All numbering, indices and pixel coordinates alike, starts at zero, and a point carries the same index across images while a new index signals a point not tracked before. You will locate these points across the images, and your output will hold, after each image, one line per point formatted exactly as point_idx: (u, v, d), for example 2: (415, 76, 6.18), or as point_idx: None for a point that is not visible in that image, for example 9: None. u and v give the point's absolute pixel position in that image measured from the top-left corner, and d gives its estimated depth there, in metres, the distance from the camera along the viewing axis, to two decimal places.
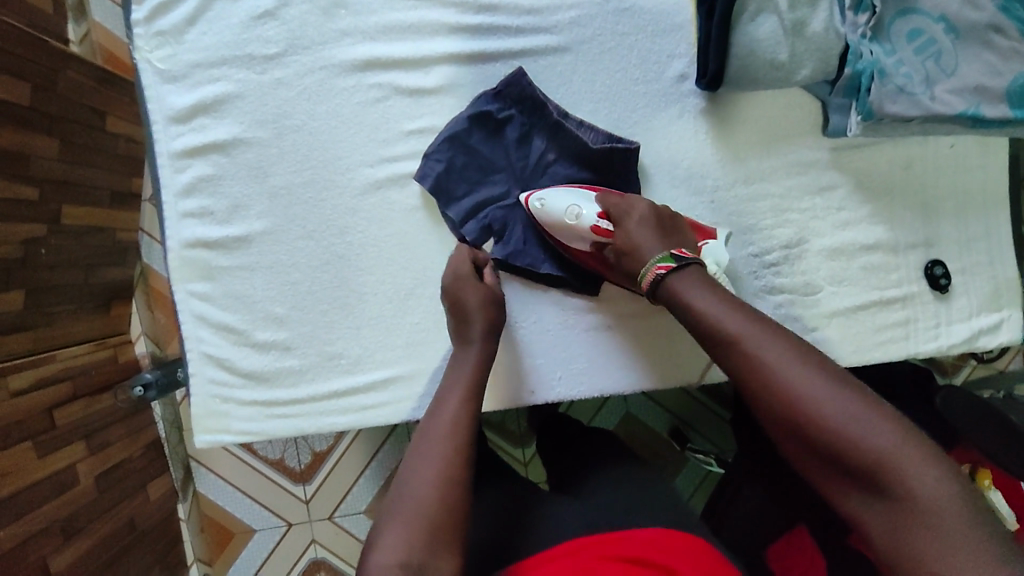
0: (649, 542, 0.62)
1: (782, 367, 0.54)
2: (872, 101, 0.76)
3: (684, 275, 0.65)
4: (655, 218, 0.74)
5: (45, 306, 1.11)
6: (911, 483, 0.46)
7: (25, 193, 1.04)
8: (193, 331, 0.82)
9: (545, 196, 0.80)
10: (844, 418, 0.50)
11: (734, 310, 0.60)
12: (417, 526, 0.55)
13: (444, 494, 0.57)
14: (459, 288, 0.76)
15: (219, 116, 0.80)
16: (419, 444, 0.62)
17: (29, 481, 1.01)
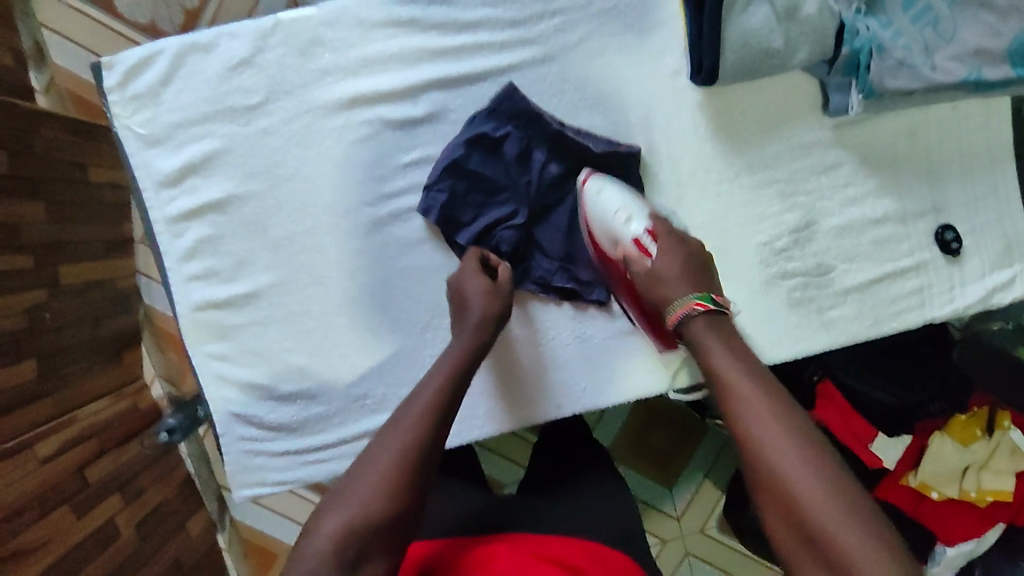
0: (579, 549, 0.63)
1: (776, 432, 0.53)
2: (872, 79, 0.75)
3: (711, 317, 0.63)
4: (695, 257, 0.70)
5: (60, 368, 1.10)
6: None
7: (20, 262, 1.01)
8: (216, 391, 0.82)
9: (604, 188, 0.78)
10: (827, 500, 0.49)
11: (748, 370, 0.59)
12: (359, 517, 0.52)
13: (396, 490, 0.54)
14: (462, 282, 0.75)
15: (209, 174, 0.78)
16: (383, 434, 0.58)
17: (72, 544, 1.02)
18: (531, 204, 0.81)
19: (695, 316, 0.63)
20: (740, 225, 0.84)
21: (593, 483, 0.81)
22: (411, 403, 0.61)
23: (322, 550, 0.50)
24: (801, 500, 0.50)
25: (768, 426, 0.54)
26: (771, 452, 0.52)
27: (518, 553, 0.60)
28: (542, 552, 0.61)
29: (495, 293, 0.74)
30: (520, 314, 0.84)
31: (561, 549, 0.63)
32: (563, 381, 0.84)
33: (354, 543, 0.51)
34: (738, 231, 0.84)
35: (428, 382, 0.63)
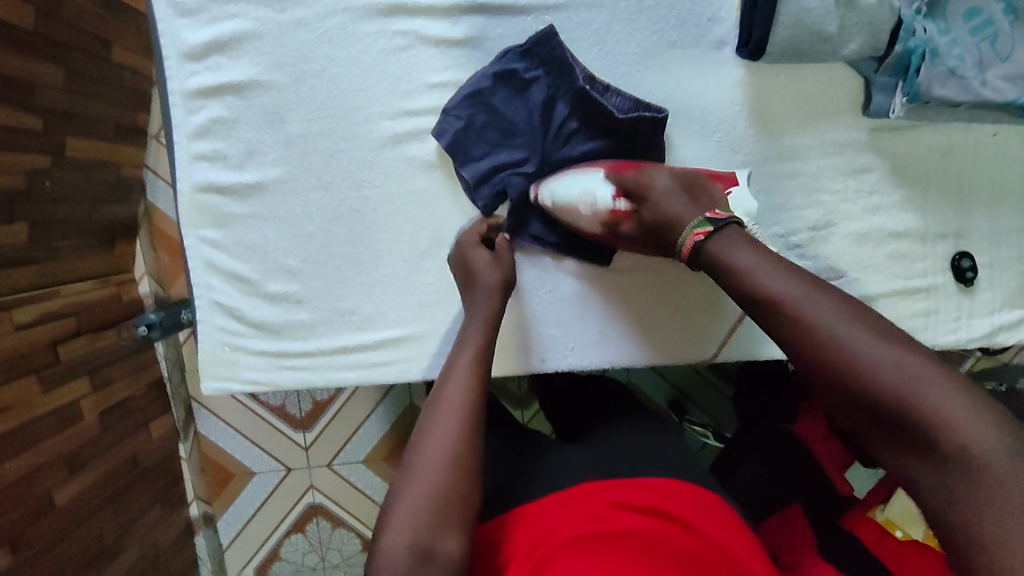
0: (659, 492, 0.63)
1: (831, 323, 0.52)
2: (920, 84, 0.73)
3: (720, 235, 0.61)
4: (681, 184, 0.69)
5: (50, 240, 1.09)
6: (965, 443, 0.45)
7: (30, 123, 0.99)
8: (203, 278, 0.81)
9: (553, 189, 0.78)
10: (898, 373, 0.48)
11: (781, 269, 0.57)
12: (424, 506, 0.54)
13: (451, 475, 0.56)
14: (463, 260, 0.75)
15: (235, 55, 0.77)
16: (427, 422, 0.59)
17: (32, 415, 1.01)
18: (544, 154, 0.80)
19: (701, 246, 0.63)
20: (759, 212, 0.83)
21: (611, 431, 0.79)
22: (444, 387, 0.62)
23: (400, 546, 0.52)
24: (874, 381, 0.49)
25: (821, 319, 0.52)
26: (830, 345, 0.51)
27: (590, 502, 0.61)
28: (613, 498, 0.62)
29: (498, 267, 0.74)
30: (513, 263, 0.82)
31: (628, 492, 0.63)
32: (550, 336, 0.83)
33: (425, 531, 0.53)
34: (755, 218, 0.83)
35: (455, 359, 0.65)
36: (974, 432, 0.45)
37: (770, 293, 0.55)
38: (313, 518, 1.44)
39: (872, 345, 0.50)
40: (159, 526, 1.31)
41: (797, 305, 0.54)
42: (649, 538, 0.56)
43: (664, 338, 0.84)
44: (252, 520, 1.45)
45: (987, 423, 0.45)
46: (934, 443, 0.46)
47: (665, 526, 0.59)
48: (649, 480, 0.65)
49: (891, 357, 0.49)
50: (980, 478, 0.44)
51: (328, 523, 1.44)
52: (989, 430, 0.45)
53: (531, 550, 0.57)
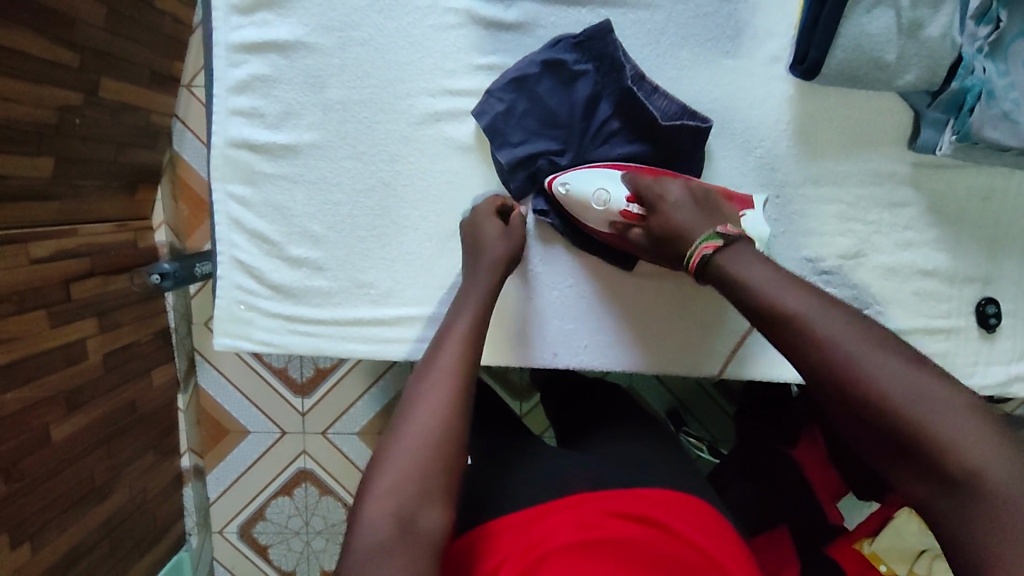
0: (653, 504, 0.63)
1: (840, 336, 0.51)
2: (972, 123, 0.72)
3: (731, 249, 0.60)
4: (692, 200, 0.68)
5: (73, 177, 1.08)
6: (978, 469, 0.44)
7: (66, 58, 0.98)
8: (227, 234, 0.80)
9: (569, 180, 0.75)
10: (909, 395, 0.47)
11: (789, 283, 0.55)
12: (410, 475, 0.53)
13: (440, 447, 0.55)
14: (478, 225, 0.74)
15: (284, 14, 0.77)
16: (420, 383, 0.59)
17: (38, 349, 1.01)
18: (579, 151, 0.78)
19: (708, 261, 0.61)
20: (789, 232, 0.82)
21: (613, 440, 0.79)
22: (430, 368, 0.60)
23: (383, 516, 0.51)
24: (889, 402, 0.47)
25: (827, 334, 0.51)
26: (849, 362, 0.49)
27: (591, 509, 0.61)
28: (614, 508, 0.62)
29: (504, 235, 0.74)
30: (536, 255, 0.82)
31: (621, 501, 0.63)
32: (563, 331, 0.82)
33: (408, 500, 0.52)
34: (784, 238, 0.82)
35: (444, 338, 0.63)
36: (978, 455, 0.44)
37: (780, 304, 0.54)
38: (301, 483, 1.44)
39: (886, 364, 0.49)
40: (150, 473, 1.32)
41: (807, 320, 0.52)
42: (637, 549, 0.57)
43: (677, 346, 0.83)
44: (241, 477, 1.45)
45: (994, 450, 0.45)
46: (937, 465, 0.46)
47: (654, 532, 0.59)
48: (642, 491, 0.65)
49: (902, 376, 0.48)
50: (989, 507, 0.43)
51: (315, 489, 1.44)
52: (999, 458, 0.44)
53: (518, 558, 0.57)
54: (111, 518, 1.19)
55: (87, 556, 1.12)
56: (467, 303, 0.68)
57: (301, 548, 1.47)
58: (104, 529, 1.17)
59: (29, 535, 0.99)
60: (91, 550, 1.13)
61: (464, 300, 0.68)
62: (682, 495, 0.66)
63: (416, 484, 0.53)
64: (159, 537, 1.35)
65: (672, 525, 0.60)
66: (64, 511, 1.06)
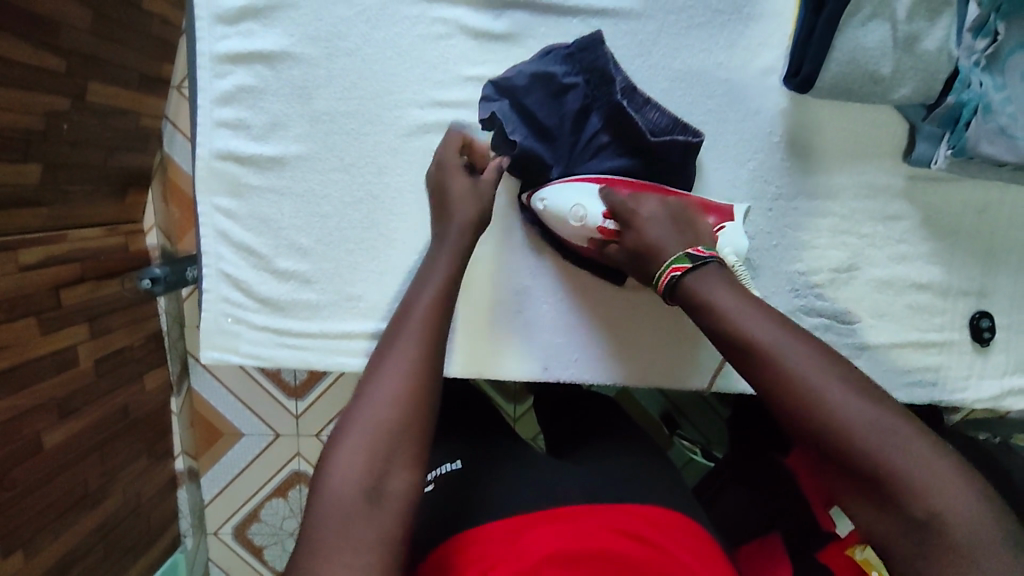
0: (650, 524, 0.62)
1: (809, 370, 0.50)
2: (967, 138, 0.71)
3: (701, 272, 0.59)
4: (668, 217, 0.66)
5: (62, 182, 1.07)
6: (939, 506, 0.44)
7: (53, 63, 0.97)
8: (213, 247, 0.79)
9: (546, 197, 0.75)
10: (873, 431, 0.47)
11: (756, 309, 0.54)
12: (378, 440, 0.49)
13: (410, 408, 0.50)
14: (448, 173, 0.69)
15: (270, 24, 0.75)
16: (388, 342, 0.55)
17: (29, 356, 1.00)
18: (568, 164, 0.77)
19: (675, 283, 0.60)
20: (781, 246, 0.81)
21: (602, 453, 0.78)
22: (402, 322, 0.56)
23: (349, 483, 0.47)
24: (854, 437, 0.47)
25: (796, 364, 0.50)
26: (817, 395, 0.49)
27: (584, 524, 0.60)
28: (609, 524, 0.61)
29: (475, 187, 0.67)
30: (525, 268, 0.81)
31: (616, 517, 0.62)
32: (553, 346, 0.81)
33: (375, 468, 0.48)
34: (776, 252, 0.81)
35: (414, 294, 0.58)
36: (944, 493, 0.44)
37: (751, 335, 0.53)
38: (295, 485, 1.44)
39: (848, 399, 0.48)
40: (143, 477, 1.31)
41: (777, 350, 0.51)
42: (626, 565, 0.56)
43: (667, 358, 0.82)
44: (235, 479, 1.45)
45: (956, 485, 0.45)
46: (900, 502, 0.45)
47: (646, 551, 0.58)
48: (632, 508, 0.64)
49: (868, 413, 0.48)
50: (948, 544, 0.43)
51: None
52: (963, 493, 0.44)
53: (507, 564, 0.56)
54: (105, 523, 1.19)
55: (80, 562, 1.12)
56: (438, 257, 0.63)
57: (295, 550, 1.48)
58: (97, 535, 1.16)
59: (22, 542, 0.98)
60: (84, 556, 1.13)
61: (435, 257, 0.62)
62: (676, 516, 0.64)
63: (383, 448, 0.48)
64: (153, 541, 1.35)
65: (665, 546, 0.59)
66: (56, 518, 1.06)
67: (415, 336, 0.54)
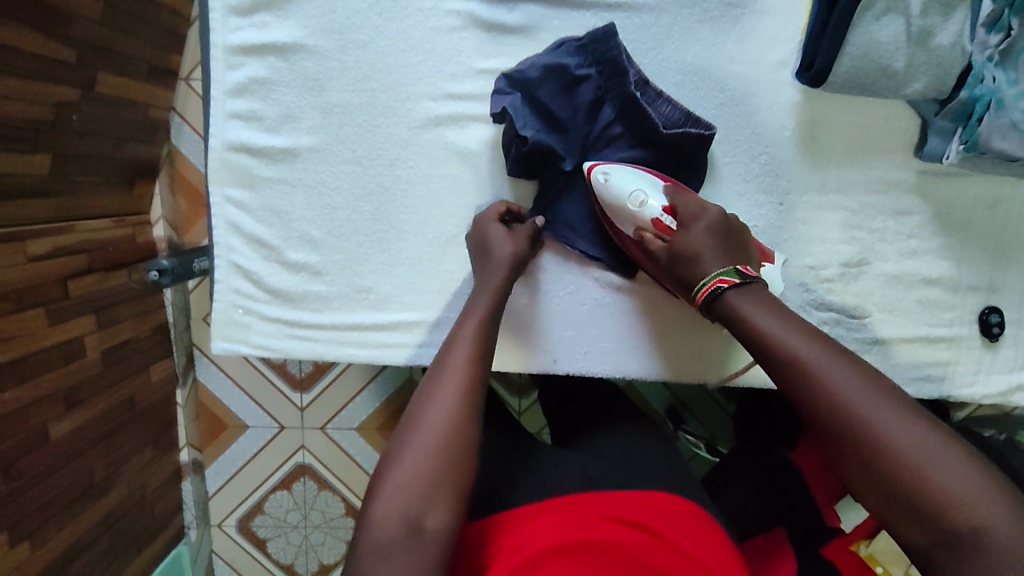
0: (645, 507, 0.62)
1: (845, 382, 0.50)
2: (980, 133, 0.71)
3: (743, 291, 0.60)
4: (723, 229, 0.68)
5: (70, 173, 1.07)
6: (980, 520, 0.42)
7: (62, 54, 0.97)
8: (225, 238, 0.79)
9: (611, 172, 0.74)
10: (911, 443, 0.46)
11: (795, 328, 0.55)
12: (418, 480, 0.50)
13: (449, 449, 0.52)
14: (485, 231, 0.74)
15: (283, 15, 0.75)
16: (430, 383, 0.57)
17: (36, 347, 1.00)
18: (582, 156, 0.77)
19: (717, 296, 0.61)
20: (792, 241, 0.81)
21: (611, 442, 0.77)
22: (441, 365, 0.58)
23: (390, 519, 0.49)
24: (891, 449, 0.46)
25: (831, 380, 0.50)
26: (849, 407, 0.49)
27: (585, 516, 0.60)
28: (610, 513, 0.61)
29: (513, 240, 0.73)
30: (536, 261, 0.81)
31: (610, 503, 0.62)
32: (564, 339, 0.82)
33: (414, 506, 0.49)
34: (788, 246, 0.81)
35: (457, 336, 0.61)
36: (983, 510, 0.43)
37: (790, 347, 0.53)
38: (300, 478, 1.45)
39: (885, 411, 0.48)
40: (148, 468, 1.32)
41: (812, 367, 0.51)
42: (623, 552, 0.56)
43: (697, 344, 0.82)
44: (240, 471, 1.46)
45: (1000, 505, 0.43)
46: (939, 519, 0.44)
47: (644, 538, 0.58)
48: (633, 492, 0.64)
49: (906, 430, 0.47)
50: (989, 557, 0.41)
51: (314, 484, 1.45)
52: (1001, 510, 0.42)
53: (507, 559, 0.57)
54: (111, 513, 1.19)
55: (86, 552, 1.12)
56: (478, 302, 0.66)
57: (299, 542, 1.48)
58: (103, 525, 1.17)
59: (28, 532, 0.99)
60: (89, 547, 1.13)
61: (474, 303, 0.66)
62: (682, 501, 0.64)
63: (422, 487, 0.50)
64: (157, 532, 1.36)
65: (662, 531, 0.59)
66: (62, 508, 1.06)
67: (454, 379, 0.56)
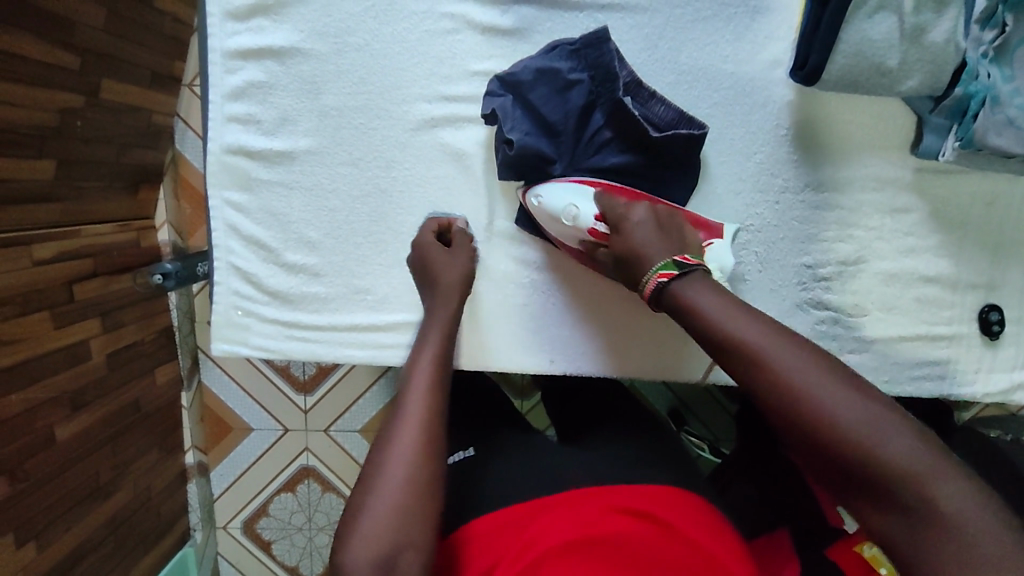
0: (650, 498, 0.62)
1: (795, 372, 0.50)
2: (975, 130, 0.71)
3: (686, 279, 0.59)
4: (655, 223, 0.67)
5: (76, 179, 1.08)
6: (935, 493, 0.44)
7: (67, 61, 0.98)
8: (224, 240, 0.80)
9: (542, 194, 0.75)
10: (862, 424, 0.46)
11: (745, 316, 0.54)
12: (390, 509, 0.51)
13: (419, 474, 0.53)
14: (427, 251, 0.74)
15: (279, 20, 0.76)
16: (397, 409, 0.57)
17: (42, 350, 1.01)
18: (572, 160, 0.77)
19: (663, 289, 0.60)
20: (789, 239, 0.81)
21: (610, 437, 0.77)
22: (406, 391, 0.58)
23: (365, 552, 0.49)
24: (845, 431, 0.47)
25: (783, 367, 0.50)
26: (802, 394, 0.49)
27: (585, 509, 0.61)
28: (612, 503, 0.61)
29: (455, 259, 0.73)
30: (530, 261, 0.81)
31: (617, 497, 0.62)
32: (560, 339, 0.82)
33: (387, 533, 0.50)
34: (785, 245, 0.81)
35: (418, 358, 0.62)
36: (938, 483, 0.44)
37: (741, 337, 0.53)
38: (304, 480, 1.45)
39: (835, 394, 0.48)
40: (154, 470, 1.33)
41: (762, 353, 0.51)
42: (625, 545, 0.57)
43: (670, 342, 0.82)
44: (245, 473, 1.46)
45: (949, 471, 0.44)
46: (900, 495, 0.45)
47: (652, 529, 0.59)
48: (643, 486, 0.64)
49: (852, 406, 0.47)
50: (948, 530, 0.43)
51: (318, 486, 1.46)
52: (953, 480, 0.44)
53: (516, 557, 0.56)
54: (117, 515, 1.20)
55: (92, 554, 1.13)
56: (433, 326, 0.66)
57: (304, 544, 1.49)
58: (109, 528, 1.18)
59: (35, 533, 1.00)
60: (95, 548, 1.14)
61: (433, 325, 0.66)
62: (688, 494, 0.64)
63: (395, 517, 0.51)
64: (163, 534, 1.37)
65: (670, 521, 0.60)
66: (69, 509, 1.07)
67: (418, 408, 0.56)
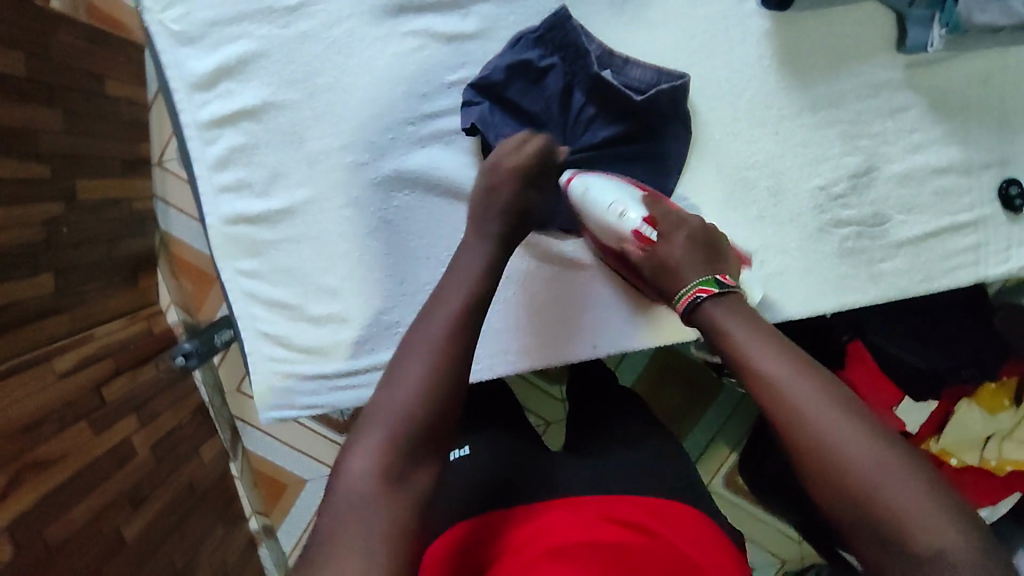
0: (640, 508, 0.60)
1: (796, 392, 0.47)
2: (959, 13, 0.72)
3: (718, 298, 0.56)
4: (706, 238, 0.64)
5: (76, 284, 1.07)
6: (930, 538, 0.41)
7: (38, 171, 0.97)
8: (246, 309, 0.80)
9: (589, 184, 0.74)
10: (864, 458, 0.44)
11: (757, 334, 0.51)
12: (373, 486, 0.46)
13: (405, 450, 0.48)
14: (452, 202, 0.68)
15: (244, 79, 0.76)
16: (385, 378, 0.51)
17: (88, 459, 1.00)
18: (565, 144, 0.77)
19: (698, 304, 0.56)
20: (798, 165, 0.80)
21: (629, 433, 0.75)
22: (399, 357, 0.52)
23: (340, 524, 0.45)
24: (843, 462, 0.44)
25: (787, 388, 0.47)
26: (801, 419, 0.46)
27: (589, 516, 0.57)
28: (609, 514, 0.58)
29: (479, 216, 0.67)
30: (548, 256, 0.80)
31: (610, 507, 0.60)
32: (596, 323, 0.80)
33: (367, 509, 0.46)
34: (795, 172, 0.80)
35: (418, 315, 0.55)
36: (935, 529, 0.41)
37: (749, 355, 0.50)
38: None
39: (841, 427, 0.45)
40: (224, 545, 1.31)
41: (767, 370, 0.48)
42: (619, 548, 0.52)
43: None
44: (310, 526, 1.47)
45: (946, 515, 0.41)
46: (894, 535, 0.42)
47: (657, 541, 0.54)
48: (639, 498, 0.62)
49: (864, 445, 0.44)
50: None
51: None
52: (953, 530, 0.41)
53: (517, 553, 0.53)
54: None
55: None
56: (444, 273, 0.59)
57: None
58: None
59: None
60: None
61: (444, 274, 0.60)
62: (680, 508, 0.61)
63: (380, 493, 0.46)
64: None
65: (672, 539, 0.55)
66: None
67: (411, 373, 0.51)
